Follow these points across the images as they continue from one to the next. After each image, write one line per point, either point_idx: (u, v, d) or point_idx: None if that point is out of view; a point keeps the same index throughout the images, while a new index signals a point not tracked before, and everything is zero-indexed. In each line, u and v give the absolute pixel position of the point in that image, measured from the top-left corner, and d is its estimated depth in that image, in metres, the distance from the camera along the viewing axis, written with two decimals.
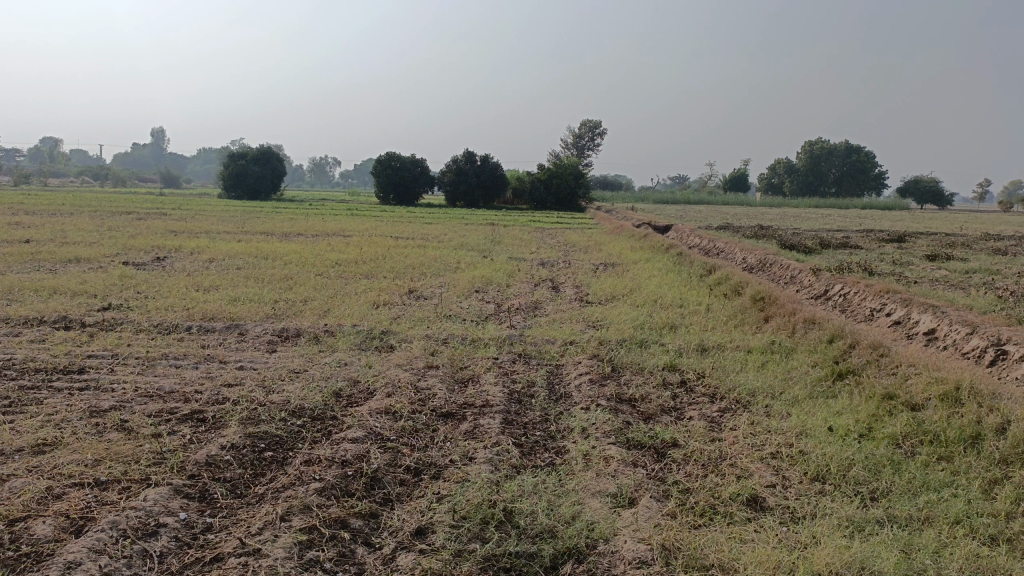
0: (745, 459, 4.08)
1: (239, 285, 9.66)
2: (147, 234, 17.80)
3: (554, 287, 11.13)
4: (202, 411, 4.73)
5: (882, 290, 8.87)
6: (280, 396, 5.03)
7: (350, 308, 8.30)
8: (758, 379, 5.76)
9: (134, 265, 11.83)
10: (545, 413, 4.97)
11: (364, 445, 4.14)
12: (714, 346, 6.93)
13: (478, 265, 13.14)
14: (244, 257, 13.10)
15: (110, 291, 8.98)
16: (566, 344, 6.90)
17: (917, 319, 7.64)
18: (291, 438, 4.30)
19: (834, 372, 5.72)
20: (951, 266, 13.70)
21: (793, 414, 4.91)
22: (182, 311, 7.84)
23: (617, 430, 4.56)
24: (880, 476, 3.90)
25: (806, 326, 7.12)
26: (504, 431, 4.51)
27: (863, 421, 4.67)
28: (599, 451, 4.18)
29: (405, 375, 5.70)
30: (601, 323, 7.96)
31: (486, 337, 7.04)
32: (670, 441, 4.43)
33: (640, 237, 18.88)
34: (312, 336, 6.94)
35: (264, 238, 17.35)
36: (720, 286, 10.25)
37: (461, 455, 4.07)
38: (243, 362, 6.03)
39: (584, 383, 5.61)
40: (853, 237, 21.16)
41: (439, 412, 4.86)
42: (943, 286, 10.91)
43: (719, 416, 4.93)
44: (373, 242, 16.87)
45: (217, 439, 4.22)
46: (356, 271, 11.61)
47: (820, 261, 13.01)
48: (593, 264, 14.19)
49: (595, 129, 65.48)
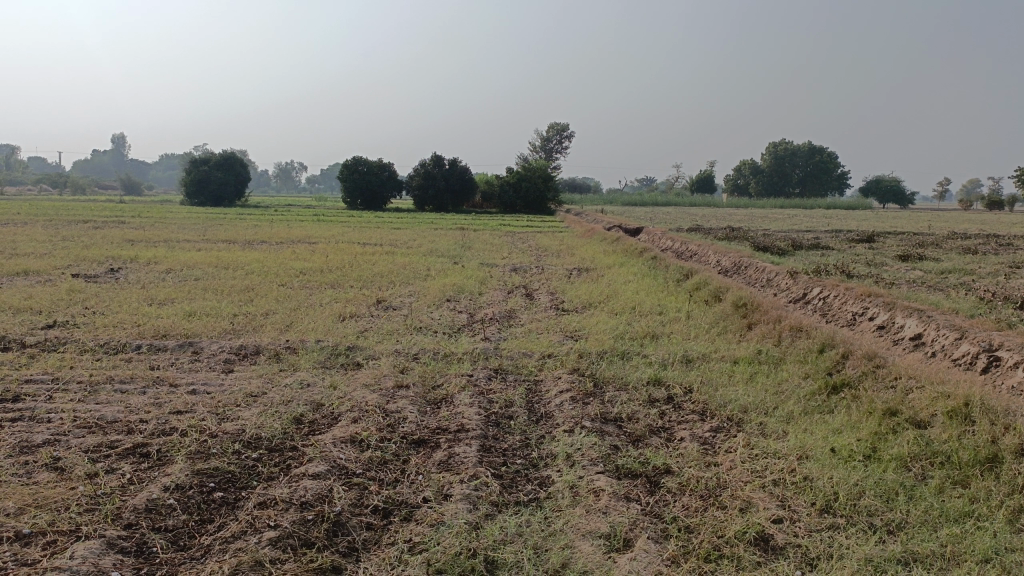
0: (746, 488, 3.74)
1: (196, 299, 9.15)
2: (101, 243, 17.08)
3: (528, 294, 10.76)
4: (147, 445, 4.27)
5: (863, 293, 8.63)
6: (234, 425, 4.58)
7: (314, 321, 7.84)
8: (748, 393, 5.44)
9: (85, 277, 11.23)
10: (526, 437, 4.59)
11: (326, 483, 3.72)
12: (698, 357, 6.60)
13: (448, 272, 12.71)
14: (203, 267, 12.55)
15: (56, 307, 8.41)
16: (543, 358, 6.53)
17: (902, 324, 7.39)
18: (244, 475, 3.87)
19: (828, 385, 5.41)
20: (925, 266, 13.61)
21: (792, 432, 4.59)
22: (133, 328, 7.32)
23: (605, 457, 4.19)
24: (894, 505, 3.58)
25: (793, 335, 6.82)
26: (482, 459, 4.12)
27: (867, 440, 4.37)
28: (588, 482, 3.81)
29: (372, 396, 5.27)
30: (579, 334, 7.59)
31: (460, 351, 6.63)
32: (663, 467, 4.07)
33: (612, 240, 18.63)
34: (272, 353, 6.48)
35: (225, 247, 16.76)
36: (699, 290, 9.96)
37: (436, 491, 3.67)
38: (196, 386, 5.55)
39: (566, 402, 5.23)
40: (823, 237, 21.15)
41: (410, 439, 4.45)
42: (921, 288, 10.76)
43: (712, 437, 4.59)
44: (338, 249, 16.37)
45: (161, 480, 3.77)
46: (321, 281, 11.15)
47: (796, 264, 12.81)
48: (567, 269, 13.86)
49: (562, 131, 65.41)
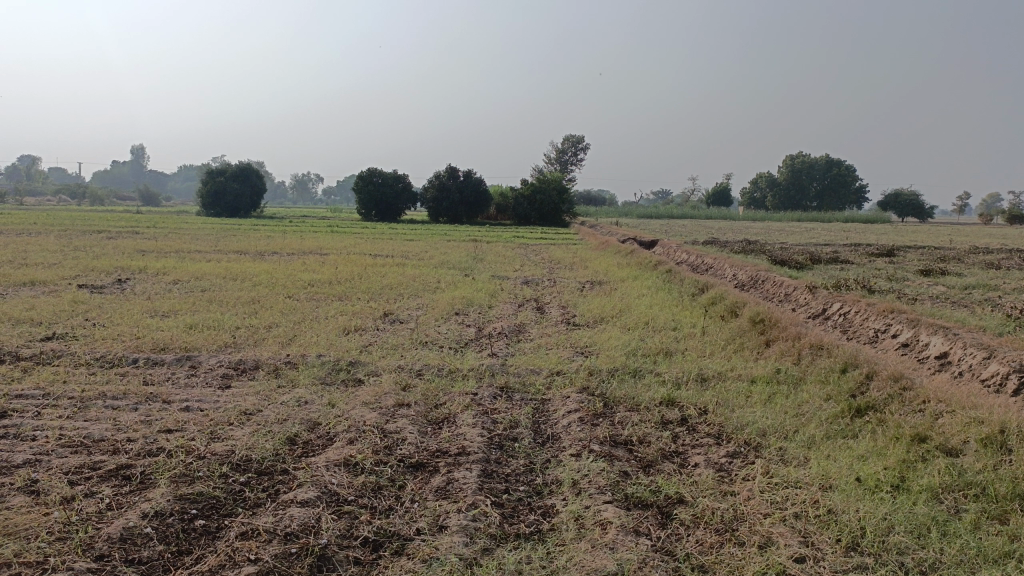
0: (765, 522, 3.47)
1: (200, 311, 8.97)
2: (112, 254, 17.02)
3: (539, 308, 10.51)
4: (130, 467, 4.06)
5: (885, 309, 8.34)
6: (224, 446, 4.35)
7: (317, 335, 7.63)
8: (767, 415, 5.16)
9: (92, 288, 11.11)
10: (530, 462, 4.34)
11: (314, 511, 3.49)
12: (714, 375, 6.32)
13: (459, 284, 12.50)
14: (211, 278, 12.41)
15: (56, 319, 8.26)
16: (552, 375, 6.28)
17: (927, 342, 7.08)
18: (228, 501, 3.64)
19: (851, 408, 5.13)
20: (947, 281, 13.28)
21: (813, 459, 4.32)
22: (132, 341, 7.14)
23: (614, 484, 3.93)
24: (927, 543, 3.30)
25: (813, 352, 6.53)
26: (482, 486, 3.88)
27: (894, 469, 4.09)
28: (594, 513, 3.56)
29: (371, 415, 5.04)
30: (590, 350, 7.33)
31: (465, 368, 6.40)
32: (675, 497, 3.81)
33: (626, 253, 18.39)
34: (272, 368, 6.27)
35: (236, 257, 16.67)
36: (715, 304, 9.69)
37: (430, 521, 3.42)
38: (189, 402, 5.34)
39: (573, 423, 4.98)
40: (842, 250, 20.79)
41: (407, 462, 4.21)
42: (945, 304, 10.42)
43: (729, 463, 4.32)
44: (349, 260, 16.25)
45: (140, 505, 3.55)
46: (329, 293, 10.98)
47: (814, 278, 12.52)
48: (580, 282, 13.61)
49: (578, 144, 65.32)
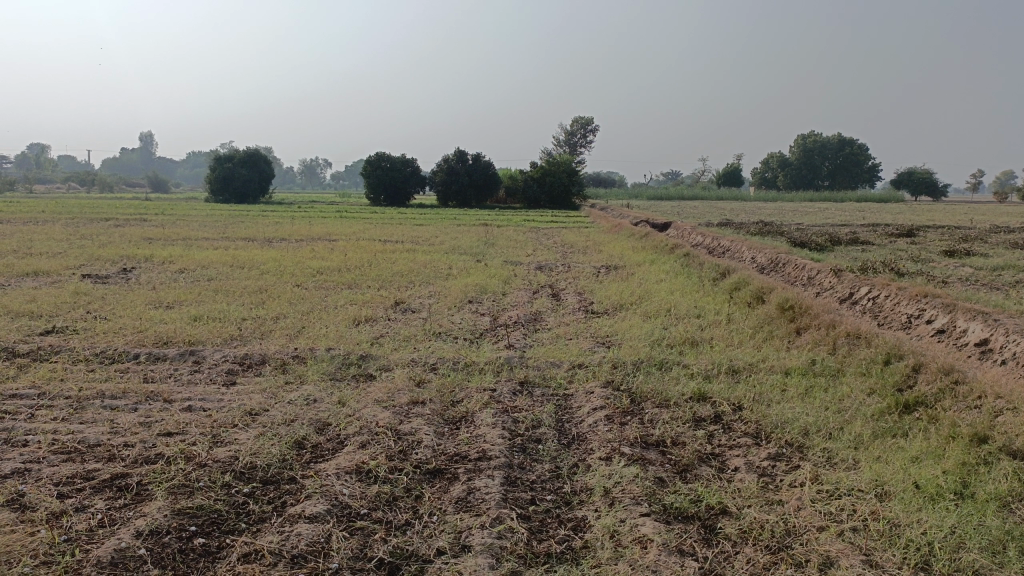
0: (821, 538, 3.15)
1: (206, 301, 8.67)
2: (118, 242, 16.77)
3: (555, 295, 10.16)
4: (126, 477, 3.76)
5: (918, 293, 7.94)
6: (226, 451, 4.05)
7: (326, 327, 7.31)
8: (807, 411, 4.81)
9: (96, 278, 10.83)
10: (556, 467, 4.01)
11: (323, 528, 3.18)
12: (745, 367, 5.96)
13: (471, 271, 12.15)
14: (218, 267, 12.13)
15: (57, 311, 7.96)
16: (573, 368, 5.95)
17: (965, 328, 6.68)
18: (231, 516, 3.35)
19: (898, 404, 4.77)
20: (974, 263, 12.82)
21: (864, 462, 3.98)
22: (135, 334, 6.85)
23: (650, 493, 3.60)
24: (1005, 561, 2.95)
25: (849, 342, 6.17)
26: (506, 496, 3.55)
27: (955, 474, 3.75)
28: (631, 529, 3.23)
29: (384, 415, 4.72)
30: (612, 340, 6.98)
31: (482, 361, 6.06)
32: (718, 507, 3.49)
33: (640, 236, 17.99)
34: (278, 363, 5.97)
35: (244, 244, 16.44)
36: (739, 290, 9.31)
37: (452, 540, 3.11)
38: (191, 402, 5.03)
39: (601, 422, 4.65)
40: (860, 231, 20.34)
41: (424, 469, 3.89)
42: (976, 286, 9.99)
43: (772, 467, 3.98)
44: (358, 246, 15.93)
45: (135, 522, 3.26)
46: (338, 281, 10.66)
47: (837, 260, 12.10)
48: (595, 267, 13.24)
49: (586, 126, 64.64)
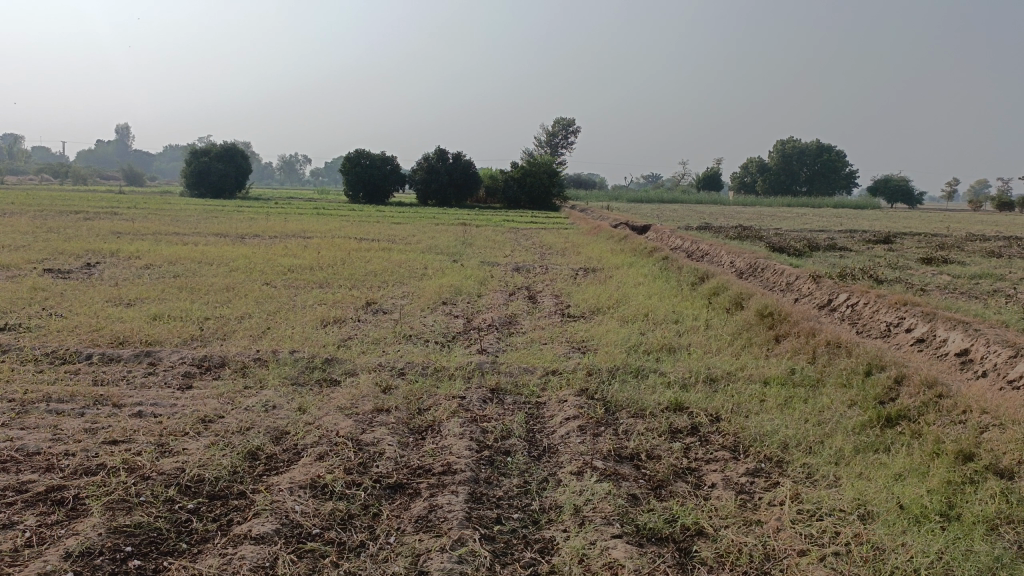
0: (801, 564, 2.97)
1: (169, 299, 8.36)
2: (85, 235, 16.32)
3: (531, 297, 9.95)
4: (62, 490, 3.49)
5: (898, 301, 7.82)
6: (173, 463, 3.79)
7: (292, 328, 7.05)
8: (787, 423, 4.64)
9: (57, 273, 10.45)
10: (525, 481, 3.80)
11: (270, 550, 2.95)
12: (723, 376, 5.79)
13: (447, 271, 11.91)
14: (186, 263, 11.80)
15: (10, 307, 7.62)
16: (547, 375, 5.75)
17: (944, 337, 6.56)
18: (171, 536, 3.11)
19: (880, 418, 4.62)
20: (952, 271, 12.79)
21: (846, 479, 3.82)
22: (90, 333, 6.54)
23: (624, 511, 3.40)
24: None
25: (829, 351, 6.02)
26: (470, 515, 3.34)
27: (940, 493, 3.59)
28: (601, 553, 3.02)
29: (346, 424, 4.49)
30: (588, 346, 6.79)
31: (452, 366, 5.84)
32: (694, 528, 3.30)
33: (619, 238, 17.86)
34: (239, 367, 5.70)
35: (215, 240, 16.10)
36: (717, 295, 9.16)
37: (408, 564, 2.89)
38: (142, 407, 4.76)
39: (573, 433, 4.45)
40: (838, 237, 20.31)
41: (384, 483, 3.67)
42: (954, 295, 9.92)
43: (751, 484, 3.80)
44: (333, 244, 15.62)
45: (65, 541, 2.99)
46: (310, 279, 10.39)
47: (816, 266, 12.02)
48: (573, 269, 13.06)
49: (568, 127, 64.57)
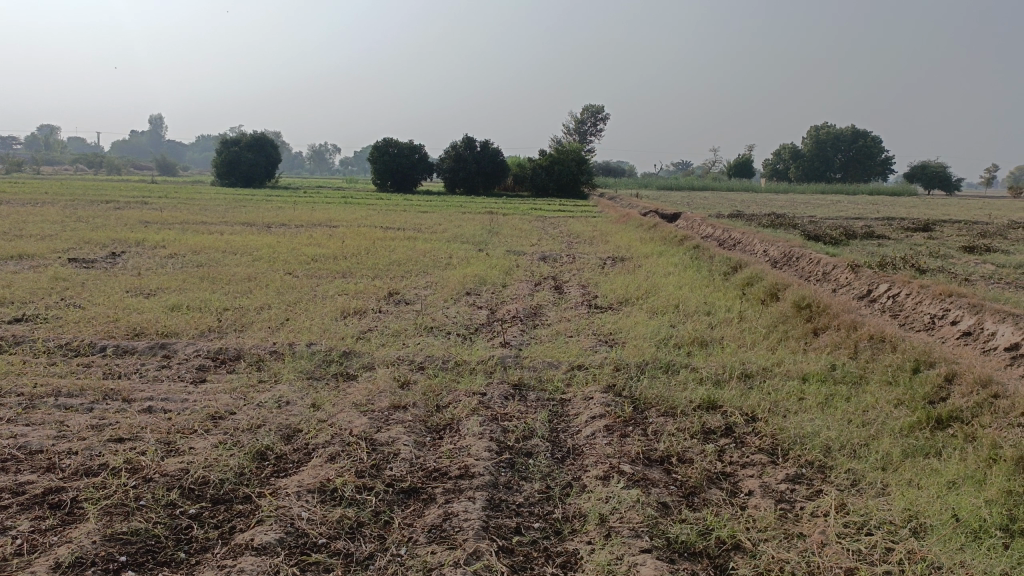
0: None
1: (190, 289, 8.23)
2: (113, 225, 16.34)
3: (558, 288, 9.68)
4: (60, 492, 3.32)
5: (942, 292, 7.42)
6: (178, 463, 3.62)
7: (311, 319, 6.86)
8: (828, 424, 4.34)
9: (81, 263, 10.40)
10: (547, 486, 3.56)
11: (271, 562, 2.75)
12: (759, 371, 5.49)
13: (472, 260, 11.70)
14: (210, 252, 11.71)
15: (30, 298, 7.53)
16: (572, 369, 5.50)
17: (993, 331, 6.18)
18: (169, 544, 2.92)
19: (930, 418, 4.31)
20: (997, 260, 12.28)
21: (895, 487, 3.52)
22: (107, 324, 6.42)
23: (654, 522, 3.15)
24: None
25: (872, 346, 5.69)
26: (487, 524, 3.11)
27: (1001, 505, 3.29)
28: (628, 570, 2.77)
29: (360, 422, 4.28)
30: (615, 339, 6.52)
31: (473, 360, 5.62)
32: (730, 541, 3.04)
33: (650, 226, 17.50)
34: (254, 360, 5.53)
35: (241, 229, 16.09)
36: (752, 285, 8.82)
37: None
38: (152, 402, 4.60)
39: (600, 434, 4.20)
40: (876, 225, 19.71)
41: (398, 488, 3.46)
42: (1000, 285, 9.46)
43: (791, 492, 3.53)
44: (359, 233, 15.47)
45: (57, 550, 2.81)
46: (333, 269, 10.22)
47: (853, 255, 11.60)
48: (601, 259, 12.75)
49: (597, 114, 63.85)
